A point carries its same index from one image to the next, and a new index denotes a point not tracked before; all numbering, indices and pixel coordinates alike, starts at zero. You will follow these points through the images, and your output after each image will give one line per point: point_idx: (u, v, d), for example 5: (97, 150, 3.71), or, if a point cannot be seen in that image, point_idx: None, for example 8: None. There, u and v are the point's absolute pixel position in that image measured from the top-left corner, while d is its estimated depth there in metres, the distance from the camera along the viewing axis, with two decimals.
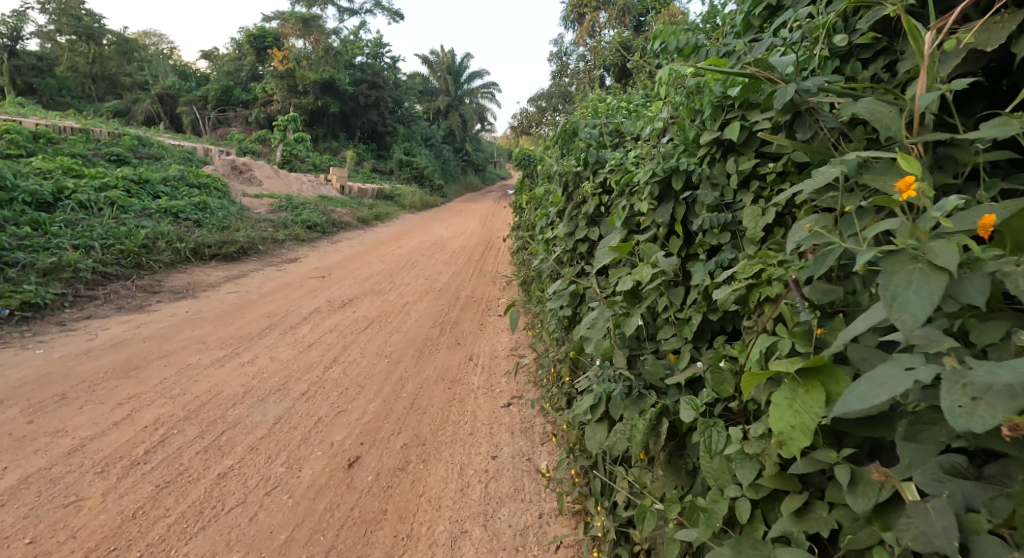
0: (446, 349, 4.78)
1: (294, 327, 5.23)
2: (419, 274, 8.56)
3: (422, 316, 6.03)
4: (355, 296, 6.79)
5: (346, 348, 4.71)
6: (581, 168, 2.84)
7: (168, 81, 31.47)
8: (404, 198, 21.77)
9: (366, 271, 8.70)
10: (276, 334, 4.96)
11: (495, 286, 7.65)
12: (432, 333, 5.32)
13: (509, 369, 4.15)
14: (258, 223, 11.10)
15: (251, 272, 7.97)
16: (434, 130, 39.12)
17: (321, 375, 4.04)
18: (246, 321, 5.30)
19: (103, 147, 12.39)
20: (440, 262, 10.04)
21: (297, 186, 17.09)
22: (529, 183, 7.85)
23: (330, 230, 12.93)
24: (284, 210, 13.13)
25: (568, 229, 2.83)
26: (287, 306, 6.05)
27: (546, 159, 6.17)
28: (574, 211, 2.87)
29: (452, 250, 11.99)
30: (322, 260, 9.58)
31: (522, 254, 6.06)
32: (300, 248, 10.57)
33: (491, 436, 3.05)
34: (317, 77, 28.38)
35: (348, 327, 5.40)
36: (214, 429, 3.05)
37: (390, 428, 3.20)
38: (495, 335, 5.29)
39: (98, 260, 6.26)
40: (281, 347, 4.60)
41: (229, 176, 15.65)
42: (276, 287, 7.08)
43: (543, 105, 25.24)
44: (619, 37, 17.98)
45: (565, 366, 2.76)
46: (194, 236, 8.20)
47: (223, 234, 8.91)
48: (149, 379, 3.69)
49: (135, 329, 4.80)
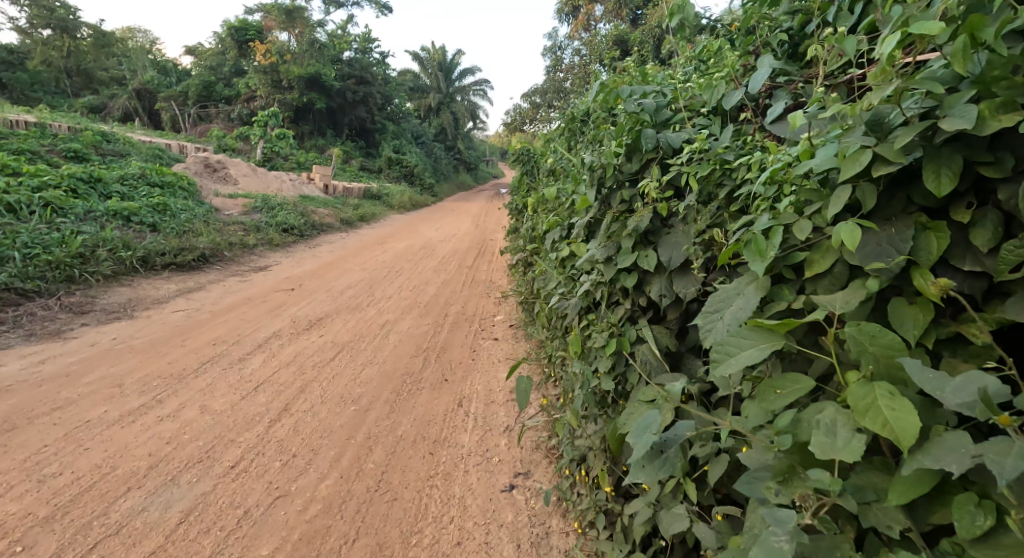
0: (430, 389, 3.85)
1: (245, 359, 4.29)
2: (404, 285, 7.62)
3: (404, 339, 5.09)
4: (328, 314, 5.84)
5: (303, 390, 3.75)
6: (625, 161, 1.92)
7: (146, 76, 30.28)
8: (393, 198, 20.82)
9: (344, 281, 7.76)
10: (219, 370, 4.01)
11: (489, 300, 6.72)
12: (413, 365, 4.37)
13: (510, 425, 3.21)
14: (227, 226, 10.11)
15: (210, 285, 6.98)
16: (425, 127, 38.11)
17: (262, 434, 3.10)
18: (186, 351, 4.34)
19: (59, 142, 11.38)
20: (428, 270, 9.11)
21: (277, 186, 16.07)
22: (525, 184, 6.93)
23: (308, 233, 11.95)
24: (259, 211, 12.14)
25: (604, 252, 1.88)
26: (241, 329, 5.09)
27: (550, 157, 5.29)
28: (613, 223, 1.91)
29: (442, 254, 11.05)
30: (296, 269, 8.60)
31: (523, 269, 5.15)
32: (272, 254, 9.59)
33: (487, 554, 2.13)
34: (302, 72, 27.35)
35: (312, 357, 4.46)
36: (81, 541, 2.14)
37: (342, 532, 2.28)
38: (489, 369, 4.33)
39: (15, 275, 5.30)
40: (220, 389, 3.65)
41: (202, 175, 14.64)
42: (234, 303, 6.11)
43: (538, 101, 24.27)
44: (616, 30, 17.16)
45: (600, 462, 1.88)
46: (145, 243, 7.22)
47: (183, 240, 7.93)
48: (22, 448, 2.74)
49: (34, 366, 3.84)
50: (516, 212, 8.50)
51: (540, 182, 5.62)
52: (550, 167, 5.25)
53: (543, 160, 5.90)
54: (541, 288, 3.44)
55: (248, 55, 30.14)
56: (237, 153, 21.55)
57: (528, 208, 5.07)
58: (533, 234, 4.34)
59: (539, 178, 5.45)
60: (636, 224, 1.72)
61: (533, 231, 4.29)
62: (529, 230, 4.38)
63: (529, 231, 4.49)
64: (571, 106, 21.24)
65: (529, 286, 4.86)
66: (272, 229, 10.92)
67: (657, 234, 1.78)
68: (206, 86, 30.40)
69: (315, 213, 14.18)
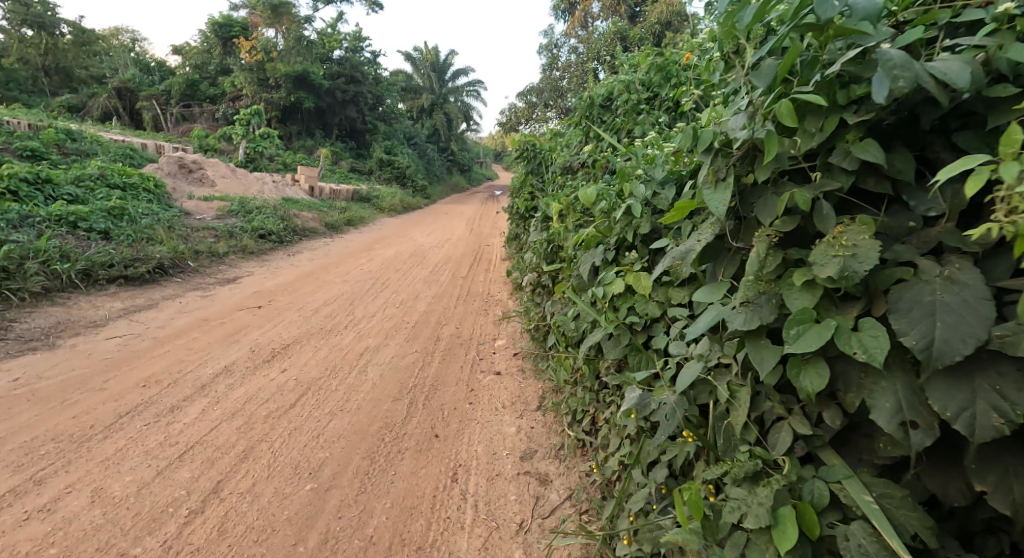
0: (415, 452, 2.98)
1: (179, 408, 3.36)
2: (390, 300, 6.70)
3: (386, 375, 4.20)
4: (296, 340, 4.92)
5: (246, 458, 2.84)
6: (792, 140, 1.42)
7: (127, 74, 29.40)
8: (384, 200, 19.89)
9: (323, 295, 6.89)
10: (140, 426, 3.09)
11: (489, 321, 5.80)
12: (395, 416, 3.46)
13: (526, 522, 2.34)
14: (195, 232, 9.19)
15: (164, 302, 6.04)
16: (418, 129, 37.15)
17: (171, 540, 2.19)
18: (103, 398, 3.41)
19: (13, 140, 10.44)
20: (419, 280, 8.24)
21: (257, 188, 15.12)
22: (529, 188, 6.03)
23: (288, 239, 11.01)
24: (234, 215, 11.21)
25: (747, 323, 1.43)
26: (186, 361, 4.18)
27: (564, 155, 4.41)
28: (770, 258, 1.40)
29: (435, 262, 10.18)
30: (270, 282, 7.67)
31: (532, 289, 4.26)
32: (244, 264, 8.69)
33: None
34: (289, 70, 26.43)
35: (268, 403, 3.54)
36: None
37: None
38: (491, 417, 3.43)
39: None
40: (128, 460, 2.72)
41: (176, 175, 13.73)
42: (186, 327, 5.16)
43: (533, 101, 23.37)
44: (615, 25, 16.33)
45: None
46: (90, 253, 6.30)
47: (138, 250, 6.98)
48: None
49: None
50: (517, 218, 7.57)
51: (551, 185, 4.75)
52: (566, 168, 4.37)
53: (553, 159, 5.02)
54: (570, 327, 2.59)
55: (233, 52, 29.05)
56: (218, 154, 20.54)
57: (539, 216, 4.20)
58: (548, 248, 3.46)
59: (551, 181, 4.58)
60: (843, 272, 1.26)
61: (550, 247, 3.43)
62: (542, 246, 3.50)
63: (541, 244, 3.61)
64: (569, 105, 20.33)
65: (541, 312, 3.97)
66: (247, 237, 9.96)
67: (869, 283, 1.30)
68: (190, 84, 29.40)
69: (297, 217, 13.19)
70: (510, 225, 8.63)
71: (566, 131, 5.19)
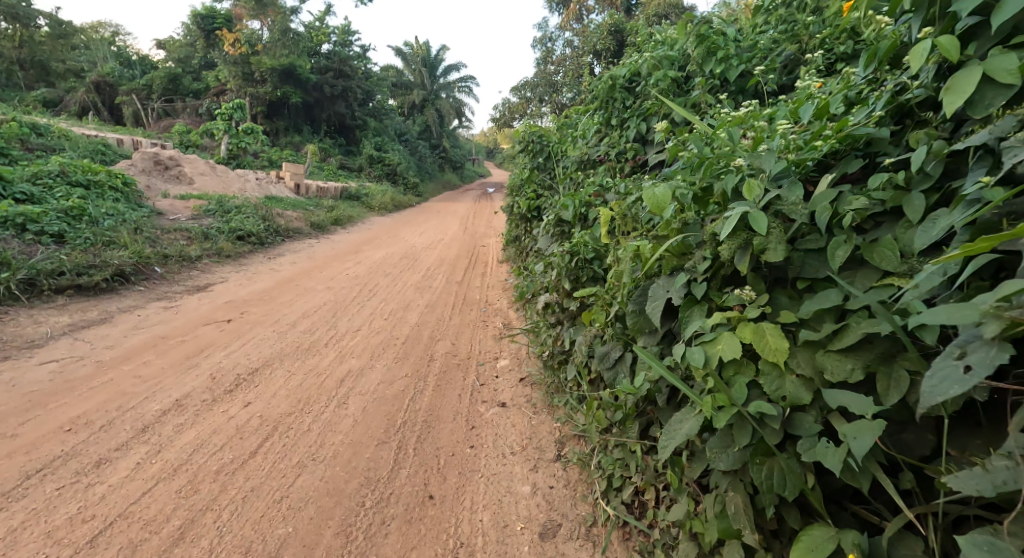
0: (402, 525, 2.39)
1: (107, 462, 2.70)
2: (378, 311, 6.05)
3: (371, 408, 3.57)
4: (269, 361, 4.28)
5: (181, 539, 2.25)
6: None
7: (107, 69, 28.71)
8: (373, 198, 19.21)
9: (304, 303, 6.27)
10: (49, 492, 2.46)
11: (488, 338, 5.18)
12: (379, 467, 2.82)
13: None
14: (165, 234, 8.53)
15: (120, 315, 5.38)
16: (408, 125, 36.36)
17: None
18: (11, 450, 2.76)
19: None
20: (410, 286, 7.65)
21: (239, 186, 14.40)
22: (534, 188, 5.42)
23: (269, 240, 10.34)
24: (210, 216, 10.55)
25: None
26: (129, 393, 3.53)
27: (579, 149, 3.80)
28: None
29: (427, 264, 9.57)
30: (244, 288, 7.00)
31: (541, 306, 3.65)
32: (218, 269, 8.04)
33: None
34: (274, 63, 25.66)
35: (219, 453, 2.85)
36: None
37: None
38: (496, 468, 2.80)
39: None
40: (18, 552, 2.13)
41: (150, 173, 13.10)
42: (139, 346, 4.49)
43: (527, 96, 22.70)
44: (611, 18, 15.69)
45: None
46: (36, 262, 5.67)
47: (93, 256, 6.30)
48: None
49: None
50: (518, 219, 6.94)
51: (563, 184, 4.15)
52: (582, 165, 3.75)
53: (563, 156, 4.40)
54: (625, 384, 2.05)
55: (216, 45, 28.12)
56: (200, 151, 19.74)
57: (552, 220, 3.59)
58: (570, 262, 2.85)
59: (562, 181, 3.96)
60: None
61: (573, 259, 2.83)
62: (562, 260, 2.91)
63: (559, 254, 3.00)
64: (564, 101, 19.68)
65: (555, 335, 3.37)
66: (223, 239, 9.27)
67: None
68: (173, 79, 28.54)
69: (280, 217, 12.47)
70: (509, 227, 8.00)
71: (576, 124, 4.58)
